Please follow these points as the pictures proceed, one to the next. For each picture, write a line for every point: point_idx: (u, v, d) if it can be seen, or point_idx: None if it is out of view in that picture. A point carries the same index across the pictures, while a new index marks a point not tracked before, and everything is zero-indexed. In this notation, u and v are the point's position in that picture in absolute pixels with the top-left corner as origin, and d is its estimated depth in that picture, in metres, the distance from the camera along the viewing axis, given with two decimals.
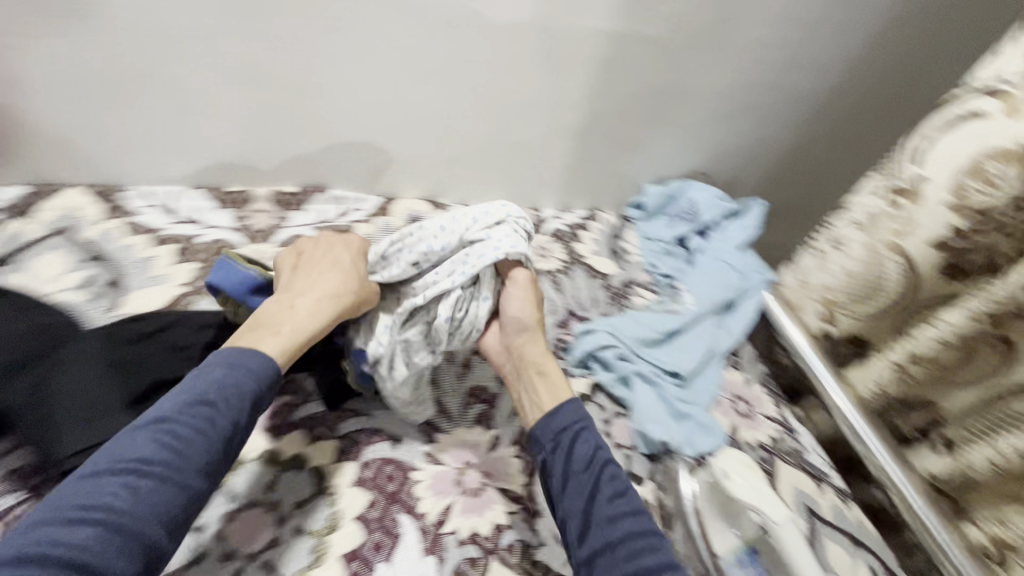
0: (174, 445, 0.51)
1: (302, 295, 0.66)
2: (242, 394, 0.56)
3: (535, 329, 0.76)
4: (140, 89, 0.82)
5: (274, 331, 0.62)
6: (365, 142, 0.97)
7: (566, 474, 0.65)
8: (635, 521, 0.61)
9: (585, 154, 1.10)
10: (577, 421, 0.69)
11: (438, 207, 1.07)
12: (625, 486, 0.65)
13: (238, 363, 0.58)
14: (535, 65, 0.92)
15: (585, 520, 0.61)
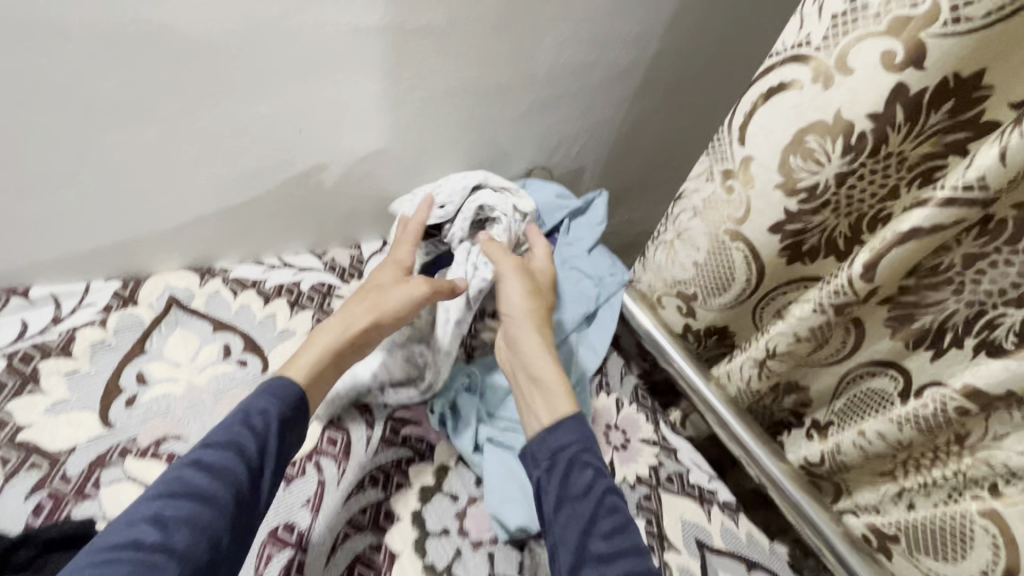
0: (207, 475, 0.50)
1: (342, 316, 0.69)
2: (277, 416, 0.57)
3: (529, 326, 0.74)
4: None
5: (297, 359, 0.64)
6: (63, 220, 0.68)
7: (564, 495, 0.60)
8: (635, 558, 0.56)
9: (400, 175, 0.90)
10: (578, 441, 0.64)
11: (213, 274, 0.81)
12: (625, 521, 0.59)
13: (272, 388, 0.59)
14: (279, 80, 0.68)
15: (585, 548, 0.57)
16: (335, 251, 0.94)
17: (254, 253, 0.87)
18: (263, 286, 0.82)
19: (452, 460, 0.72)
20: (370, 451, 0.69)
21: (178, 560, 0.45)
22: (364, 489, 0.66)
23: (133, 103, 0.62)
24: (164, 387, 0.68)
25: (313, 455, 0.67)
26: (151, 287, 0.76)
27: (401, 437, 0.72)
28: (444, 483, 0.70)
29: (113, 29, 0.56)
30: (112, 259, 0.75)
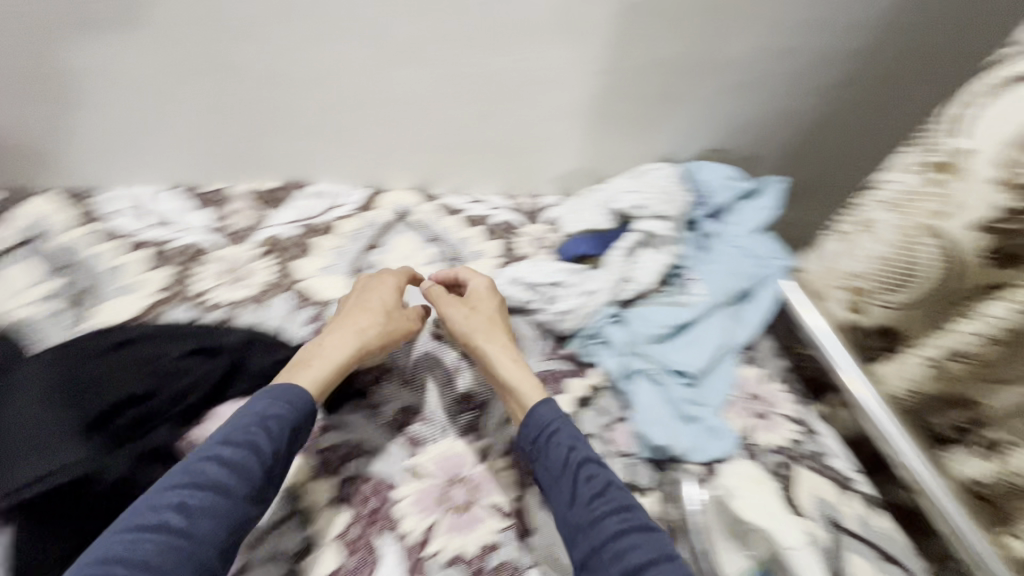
0: (226, 468, 0.53)
1: (348, 325, 0.69)
2: (286, 423, 0.58)
3: (502, 337, 0.73)
4: (107, 92, 0.78)
5: (304, 366, 0.64)
6: (346, 135, 0.90)
7: (549, 472, 0.61)
8: (623, 517, 0.56)
9: (592, 138, 1.01)
10: (548, 423, 0.64)
11: (430, 198, 0.99)
12: (604, 485, 0.59)
13: (275, 394, 0.59)
14: (523, 38, 0.82)
15: (575, 516, 0.57)
16: (521, 197, 1.07)
17: (459, 187, 1.03)
18: (465, 215, 0.98)
19: (603, 384, 0.80)
20: (536, 356, 0.81)
21: (196, 547, 0.48)
22: None
23: (417, 45, 0.80)
24: (390, 274, 0.84)
25: None
26: (387, 200, 0.95)
27: (560, 354, 0.82)
28: (597, 399, 0.79)
29: None
30: (363, 170, 0.95)
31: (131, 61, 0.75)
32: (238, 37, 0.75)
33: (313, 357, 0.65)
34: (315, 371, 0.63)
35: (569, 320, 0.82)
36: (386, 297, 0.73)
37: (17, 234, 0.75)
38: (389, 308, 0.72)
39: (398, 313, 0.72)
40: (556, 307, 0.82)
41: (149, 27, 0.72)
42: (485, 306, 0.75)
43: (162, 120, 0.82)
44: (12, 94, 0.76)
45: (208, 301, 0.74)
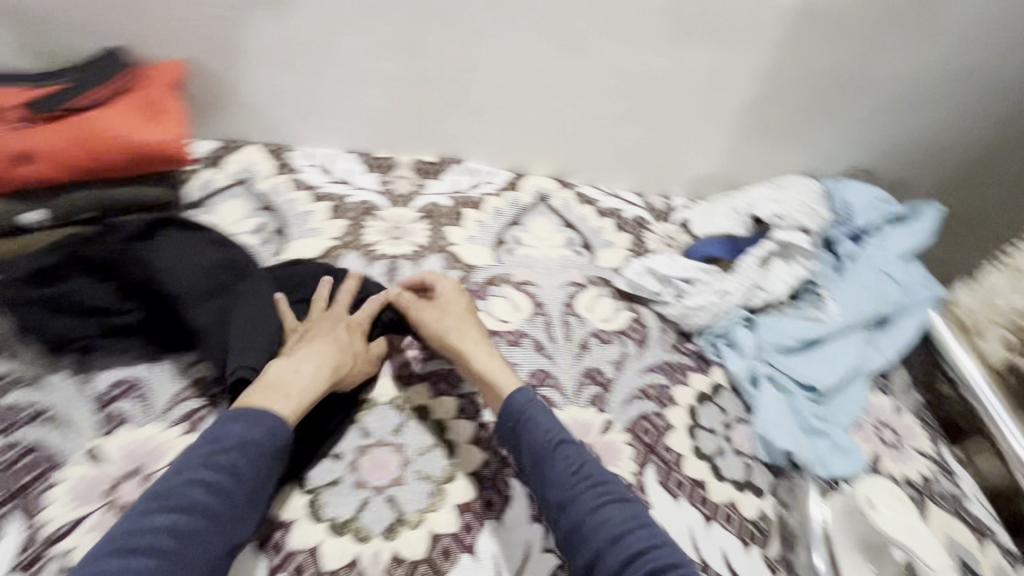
0: (211, 490, 0.51)
1: (317, 349, 0.64)
2: (262, 452, 0.55)
3: (478, 343, 0.70)
4: (314, 59, 0.84)
5: (284, 394, 0.59)
6: (507, 121, 0.95)
7: (528, 454, 0.61)
8: (601, 492, 0.58)
9: (735, 145, 1.02)
10: (522, 410, 0.63)
11: (567, 186, 1.02)
12: (580, 465, 0.60)
13: (249, 419, 0.56)
14: (689, 41, 0.86)
15: (554, 496, 0.58)
16: (651, 196, 1.08)
17: (593, 180, 1.06)
18: (599, 205, 1.01)
19: (725, 384, 0.80)
20: (661, 347, 0.83)
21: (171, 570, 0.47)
22: (656, 372, 0.80)
23: (591, 41, 0.86)
24: (528, 250, 0.91)
25: (621, 332, 0.83)
26: (528, 183, 1.00)
27: (686, 348, 0.84)
28: (717, 397, 0.79)
29: None
30: (512, 155, 1.00)
31: (341, 40, 0.82)
32: (439, 23, 0.82)
33: (287, 382, 0.60)
34: (296, 398, 0.60)
35: (697, 316, 0.84)
36: (351, 324, 0.69)
37: (230, 176, 0.87)
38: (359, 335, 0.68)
39: (357, 341, 0.68)
40: (686, 301, 0.84)
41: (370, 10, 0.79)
42: (454, 306, 0.72)
43: (354, 92, 0.88)
44: (243, 60, 0.82)
45: (374, 251, 0.84)
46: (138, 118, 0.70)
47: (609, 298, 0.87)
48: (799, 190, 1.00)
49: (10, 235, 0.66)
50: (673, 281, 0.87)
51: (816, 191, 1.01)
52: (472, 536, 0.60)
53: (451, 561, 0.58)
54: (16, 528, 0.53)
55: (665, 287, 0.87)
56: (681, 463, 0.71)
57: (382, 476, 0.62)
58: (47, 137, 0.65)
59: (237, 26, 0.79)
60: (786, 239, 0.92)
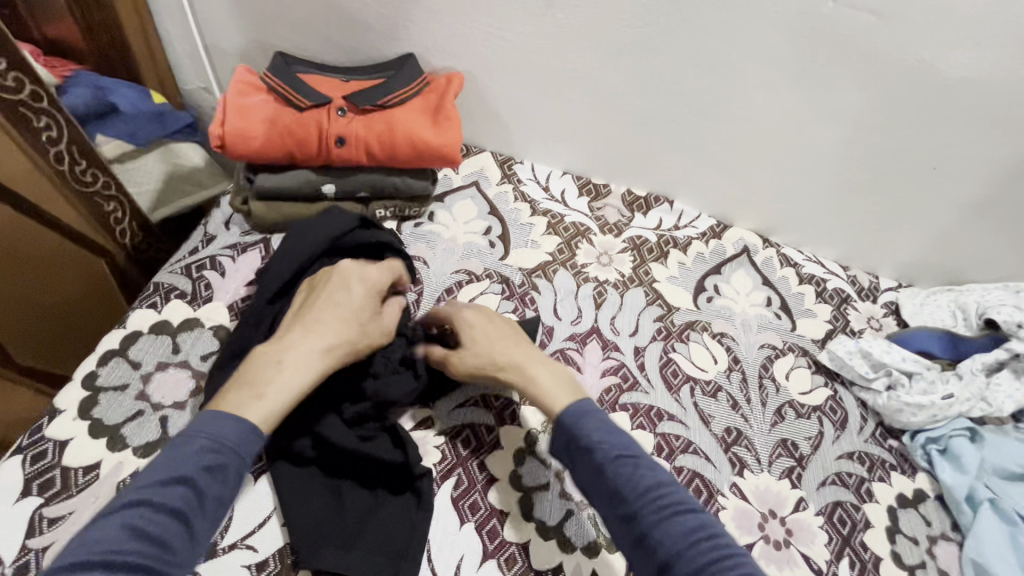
0: (158, 535, 0.44)
1: (301, 338, 0.58)
2: (227, 478, 0.48)
3: (520, 362, 0.63)
4: (563, 86, 0.88)
5: (256, 394, 0.53)
6: (729, 171, 0.94)
7: (584, 466, 0.54)
8: (667, 506, 0.50)
9: (975, 238, 0.94)
10: (573, 422, 0.56)
11: (770, 245, 1.00)
12: (645, 476, 0.52)
13: (211, 429, 0.49)
14: (960, 127, 0.80)
15: (617, 510, 0.51)
16: (856, 270, 1.02)
17: (796, 243, 1.03)
18: (801, 271, 0.98)
19: (932, 493, 0.75)
20: (861, 435, 0.79)
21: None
22: (852, 460, 0.76)
23: (850, 111, 0.82)
24: (726, 301, 0.90)
25: (818, 410, 0.80)
26: (732, 234, 0.99)
27: (888, 444, 0.78)
28: (921, 505, 0.74)
29: (890, 67, 0.76)
30: (723, 203, 0.99)
31: (595, 73, 0.86)
32: (698, 71, 0.82)
33: (263, 378, 0.54)
34: (270, 395, 0.53)
35: (911, 415, 0.78)
36: (348, 298, 0.62)
37: (463, 178, 0.95)
38: (361, 318, 0.62)
39: (361, 310, 0.62)
40: (900, 395, 0.79)
41: (642, 50, 0.81)
42: (488, 327, 0.67)
43: (592, 122, 0.92)
44: (505, 77, 0.89)
45: (583, 274, 0.88)
46: (425, 121, 0.80)
47: (807, 369, 0.84)
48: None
49: (308, 200, 0.80)
50: (889, 370, 0.82)
51: None
52: None
53: None
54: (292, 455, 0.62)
55: (877, 373, 0.82)
56: (879, 565, 0.68)
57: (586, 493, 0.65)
58: (360, 127, 0.76)
59: (506, 46, 0.85)
60: None
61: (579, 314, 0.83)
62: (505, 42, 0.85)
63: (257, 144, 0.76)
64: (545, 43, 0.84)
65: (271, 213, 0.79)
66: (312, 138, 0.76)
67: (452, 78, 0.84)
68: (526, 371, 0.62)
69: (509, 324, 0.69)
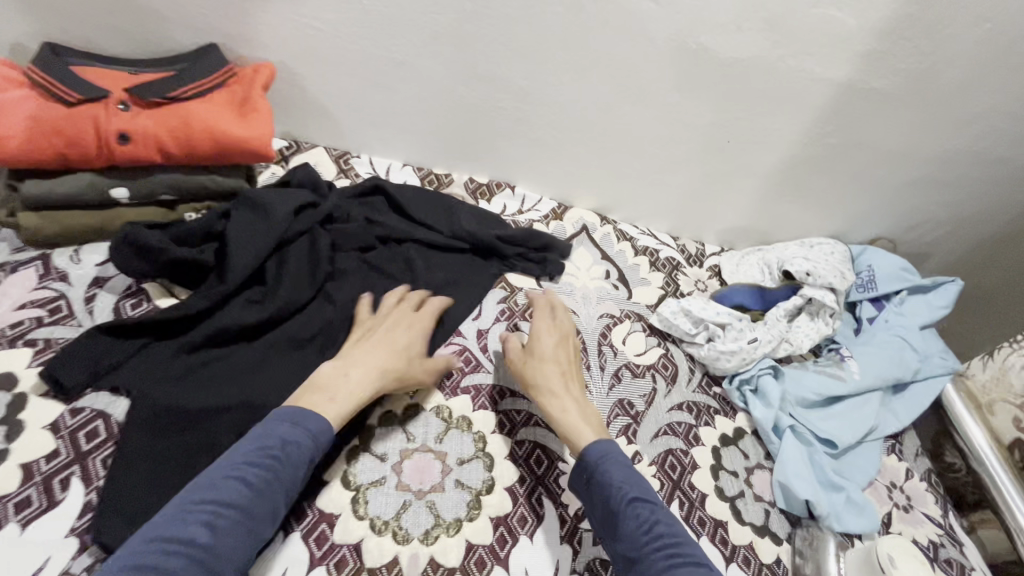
0: (247, 490, 0.53)
1: (355, 361, 0.66)
2: (304, 450, 0.57)
3: (592, 414, 0.70)
4: (379, 74, 0.86)
5: (328, 397, 0.62)
6: (559, 154, 0.98)
7: (602, 506, 0.60)
8: (674, 552, 0.56)
9: (773, 202, 1.06)
10: (599, 463, 0.63)
11: (607, 222, 1.06)
12: (654, 519, 0.58)
13: (292, 416, 0.58)
14: (741, 102, 0.89)
15: (628, 551, 0.57)
16: (685, 239, 1.12)
17: (632, 218, 1.10)
18: (637, 243, 1.06)
19: (748, 429, 0.83)
20: (689, 387, 0.86)
21: (215, 559, 0.49)
22: (682, 410, 0.83)
23: (650, 91, 0.87)
24: (568, 277, 0.94)
25: (652, 367, 0.86)
26: (573, 215, 1.05)
27: (712, 391, 0.86)
28: (740, 441, 0.82)
29: (675, 49, 0.82)
30: (561, 186, 1.04)
31: (408, 60, 0.84)
32: (508, 57, 0.83)
33: (331, 385, 0.63)
34: (338, 398, 0.62)
35: (726, 360, 0.85)
36: (394, 331, 0.71)
37: None
38: (409, 350, 0.70)
39: (412, 344, 0.71)
40: (717, 345, 0.87)
41: (453, 37, 0.81)
42: (569, 350, 0.77)
43: (418, 111, 0.91)
44: (315, 65, 0.84)
45: None
46: (230, 113, 0.74)
47: (642, 333, 0.91)
48: (827, 249, 1.08)
49: (97, 207, 0.71)
50: (708, 322, 0.90)
51: (843, 252, 1.08)
52: (505, 550, 0.62)
53: (484, 572, 0.60)
54: (78, 491, 0.55)
55: (699, 327, 0.90)
56: (704, 501, 0.74)
57: (425, 480, 0.65)
58: (148, 122, 0.69)
59: (308, 35, 0.80)
60: (818, 295, 0.95)
61: None
62: (305, 29, 0.80)
63: (15, 145, 0.65)
64: (347, 30, 0.80)
65: (46, 224, 0.69)
66: (86, 137, 0.66)
67: (258, 69, 0.79)
68: (584, 406, 0.71)
69: (572, 358, 0.76)
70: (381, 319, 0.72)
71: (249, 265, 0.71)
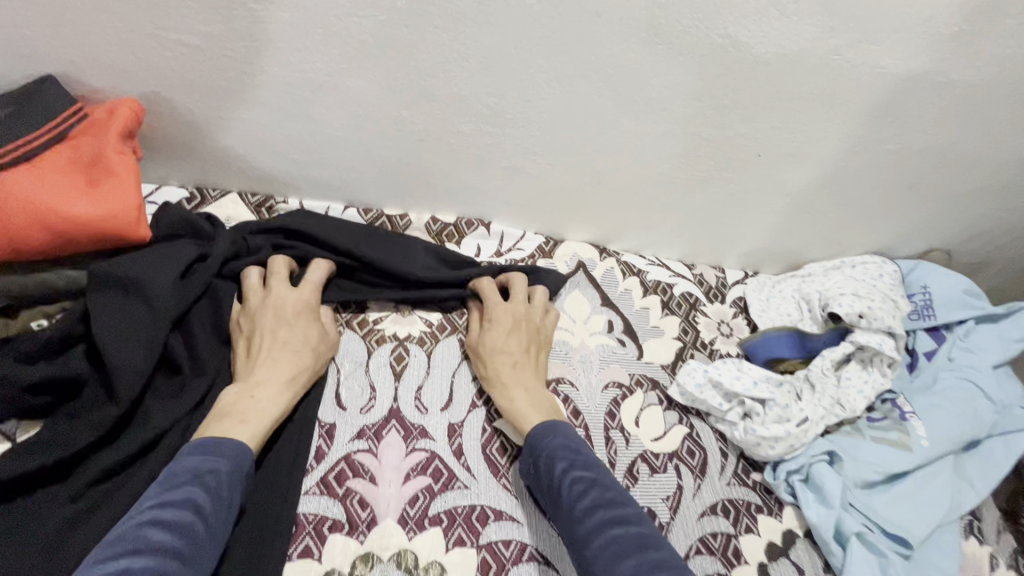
0: (166, 533, 0.43)
1: (258, 369, 0.59)
2: (226, 479, 0.49)
3: (543, 399, 0.65)
4: (296, 100, 0.63)
5: (239, 420, 0.55)
6: (545, 182, 0.77)
7: (545, 481, 0.56)
8: (612, 515, 0.51)
9: (808, 220, 0.86)
10: (544, 435, 0.59)
11: (606, 257, 0.86)
12: (595, 484, 0.54)
13: (200, 446, 0.50)
14: (776, 108, 0.68)
15: (568, 521, 0.53)
16: (701, 267, 0.92)
17: (636, 247, 0.90)
18: (645, 279, 0.86)
19: (800, 531, 0.66)
20: (723, 479, 0.68)
21: None
22: (716, 514, 0.65)
23: (658, 103, 0.66)
24: (562, 335, 0.76)
25: (674, 457, 0.69)
26: (563, 251, 0.85)
27: (752, 479, 0.69)
28: (792, 550, 0.65)
29: (690, 45, 0.60)
30: (547, 219, 0.83)
31: (331, 81, 0.61)
32: (466, 67, 0.61)
33: (237, 407, 0.56)
34: (252, 418, 0.55)
35: (769, 448, 0.68)
36: (290, 324, 0.63)
37: None
38: (314, 344, 0.64)
39: (311, 331, 0.64)
40: (755, 428, 0.69)
41: (386, 47, 0.58)
42: (522, 331, 0.70)
43: (356, 143, 0.69)
44: (206, 95, 0.62)
45: (378, 335, 0.70)
46: (74, 185, 0.55)
47: (659, 407, 0.73)
48: (872, 266, 0.90)
49: None
50: (744, 391, 0.72)
51: (893, 269, 0.90)
52: None
53: None
54: None
55: (731, 399, 0.72)
56: None
57: None
58: None
59: (185, 57, 0.58)
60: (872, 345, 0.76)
61: (372, 396, 0.66)
62: (181, 50, 0.57)
63: None
64: (241, 47, 0.58)
65: None
66: None
67: (113, 110, 0.58)
68: (535, 394, 0.65)
69: (529, 346, 0.69)
70: (268, 313, 0.63)
71: (139, 366, 0.55)
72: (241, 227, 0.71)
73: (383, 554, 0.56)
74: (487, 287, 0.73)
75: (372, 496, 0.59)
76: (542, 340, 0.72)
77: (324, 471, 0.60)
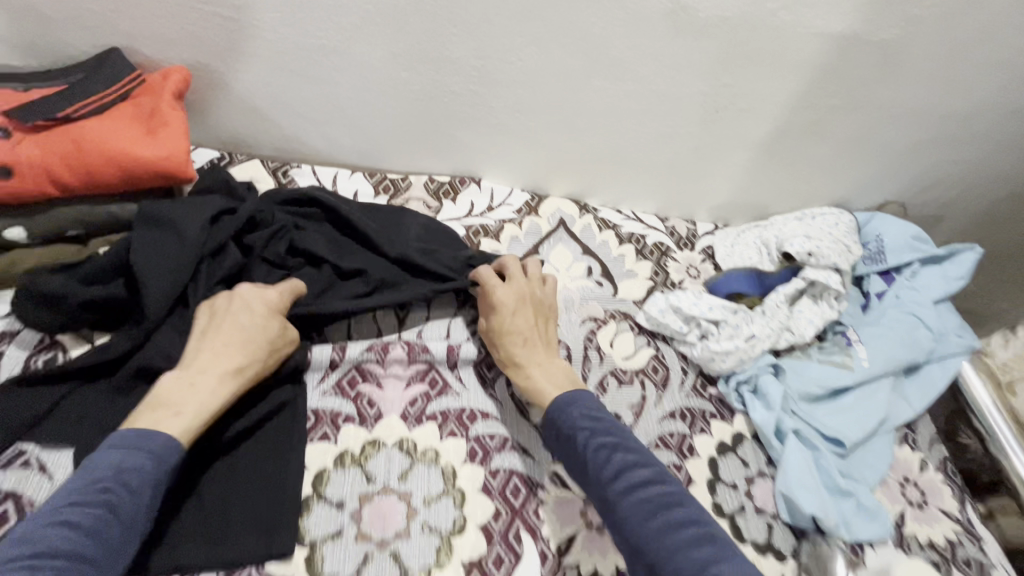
0: (74, 536, 0.45)
1: (204, 359, 0.59)
2: (144, 479, 0.50)
3: (554, 370, 0.68)
4: (312, 65, 0.75)
5: (176, 412, 0.54)
6: (528, 138, 0.87)
7: (570, 450, 0.60)
8: (638, 478, 0.55)
9: (768, 174, 0.96)
10: (567, 410, 0.62)
11: (585, 211, 0.97)
12: (619, 449, 0.57)
13: (130, 439, 0.51)
14: (728, 67, 0.77)
15: (596, 488, 0.56)
16: (673, 220, 1.02)
17: (614, 202, 1.00)
18: (620, 231, 0.96)
19: (747, 433, 0.77)
20: (682, 391, 0.79)
21: None
22: (674, 418, 0.76)
23: (623, 63, 0.76)
24: None
25: (640, 373, 0.79)
26: (548, 206, 0.95)
27: (708, 392, 0.80)
28: (739, 447, 0.76)
29: (647, 10, 0.70)
30: (533, 175, 0.94)
31: (342, 47, 0.73)
32: (456, 33, 0.71)
33: (177, 398, 0.55)
34: (187, 411, 0.55)
35: (721, 361, 0.79)
36: (251, 317, 0.63)
37: None
38: (272, 340, 0.63)
39: (271, 328, 0.64)
40: (710, 344, 0.80)
41: (387, 15, 0.69)
42: (527, 310, 0.73)
43: (363, 104, 0.80)
44: (236, 61, 0.73)
45: None
46: (134, 133, 0.67)
47: (631, 332, 0.83)
48: (829, 215, 0.99)
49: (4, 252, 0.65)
50: (703, 315, 0.83)
51: (851, 219, 0.99)
52: None
53: None
54: None
55: (692, 324, 0.83)
56: None
57: (387, 526, 0.61)
58: (33, 150, 0.63)
59: (220, 27, 0.69)
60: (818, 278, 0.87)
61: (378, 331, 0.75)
62: (216, 20, 0.68)
63: None
64: (266, 18, 0.69)
65: None
66: None
67: (168, 75, 0.70)
68: (549, 369, 0.68)
69: (535, 322, 0.72)
70: (231, 304, 0.63)
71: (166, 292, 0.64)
72: (269, 199, 0.78)
73: (387, 439, 0.67)
74: (487, 277, 0.74)
75: (379, 396, 0.70)
76: (545, 309, 0.75)
77: (338, 377, 0.71)
